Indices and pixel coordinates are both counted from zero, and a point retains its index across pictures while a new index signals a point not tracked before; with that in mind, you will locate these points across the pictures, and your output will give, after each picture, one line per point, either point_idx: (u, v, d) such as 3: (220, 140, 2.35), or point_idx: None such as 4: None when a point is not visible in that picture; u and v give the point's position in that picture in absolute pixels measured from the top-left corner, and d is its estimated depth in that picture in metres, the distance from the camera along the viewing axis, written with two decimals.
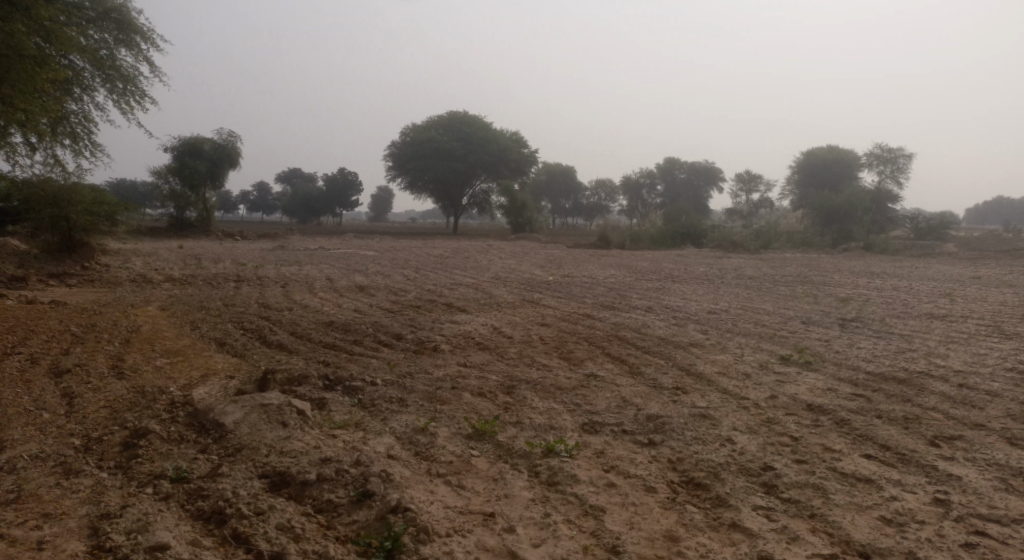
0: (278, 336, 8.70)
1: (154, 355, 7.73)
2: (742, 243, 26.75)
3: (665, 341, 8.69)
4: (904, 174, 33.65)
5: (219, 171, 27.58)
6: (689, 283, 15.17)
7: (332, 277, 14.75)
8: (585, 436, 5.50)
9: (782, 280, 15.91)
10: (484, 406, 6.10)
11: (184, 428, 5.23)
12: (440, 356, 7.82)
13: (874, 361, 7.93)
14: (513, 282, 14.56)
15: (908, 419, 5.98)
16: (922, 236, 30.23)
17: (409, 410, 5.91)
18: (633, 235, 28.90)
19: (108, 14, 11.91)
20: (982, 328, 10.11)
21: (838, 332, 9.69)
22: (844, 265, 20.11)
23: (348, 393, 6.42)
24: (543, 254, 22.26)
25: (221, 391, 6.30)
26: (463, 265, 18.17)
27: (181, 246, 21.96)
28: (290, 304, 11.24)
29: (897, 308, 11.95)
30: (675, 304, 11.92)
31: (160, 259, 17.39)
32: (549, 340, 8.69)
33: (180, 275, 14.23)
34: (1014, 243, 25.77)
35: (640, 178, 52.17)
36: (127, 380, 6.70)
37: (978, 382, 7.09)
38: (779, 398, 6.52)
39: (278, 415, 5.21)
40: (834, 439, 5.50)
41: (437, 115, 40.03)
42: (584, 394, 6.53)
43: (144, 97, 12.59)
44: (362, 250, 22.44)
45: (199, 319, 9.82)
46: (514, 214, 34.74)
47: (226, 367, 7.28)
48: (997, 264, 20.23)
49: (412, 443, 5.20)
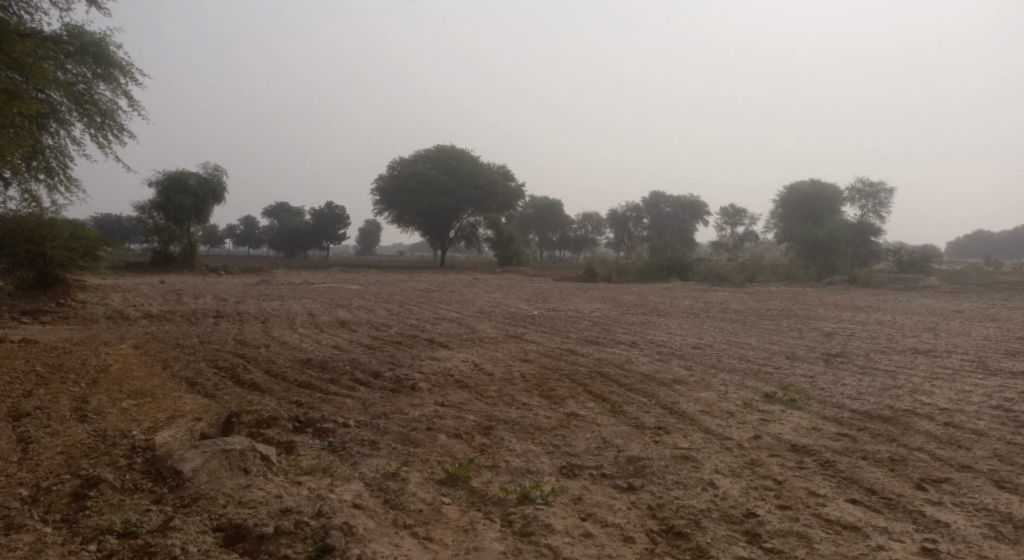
0: (252, 375, 8.47)
1: (121, 396, 7.49)
2: (728, 276, 26.74)
3: (649, 378, 8.51)
4: (886, 208, 33.92)
5: (204, 206, 27.43)
6: (674, 317, 15.06)
7: (313, 313, 14.54)
8: (563, 481, 5.30)
9: (766, 314, 15.83)
10: (459, 448, 5.90)
11: (140, 476, 5.01)
12: (418, 396, 7.60)
13: (860, 398, 7.79)
14: (497, 317, 14.40)
15: (894, 460, 5.83)
16: (905, 269, 30.38)
17: (381, 453, 5.70)
18: (620, 268, 28.82)
19: (86, 49, 11.76)
20: (966, 363, 10.01)
21: (823, 368, 9.56)
22: (828, 298, 20.11)
23: (319, 435, 6.21)
24: (529, 287, 22.13)
25: (187, 434, 6.08)
26: (446, 299, 18.00)
27: (162, 281, 21.66)
28: (267, 341, 11.00)
29: (881, 343, 11.87)
30: (660, 339, 11.76)
31: (139, 294, 17.10)
32: (530, 377, 8.50)
33: (158, 311, 13.96)
34: (995, 277, 25.95)
35: (626, 212, 52.71)
36: (88, 424, 6.44)
37: (965, 421, 6.95)
38: (763, 438, 6.35)
39: (239, 462, 5.01)
40: (818, 482, 5.33)
41: (425, 149, 40.05)
42: (563, 434, 6.34)
43: (122, 131, 12.44)
44: (346, 284, 22.21)
45: (172, 358, 9.57)
46: (501, 247, 34.61)
47: (194, 408, 7.04)
48: (979, 298, 20.31)
49: (382, 490, 4.99)
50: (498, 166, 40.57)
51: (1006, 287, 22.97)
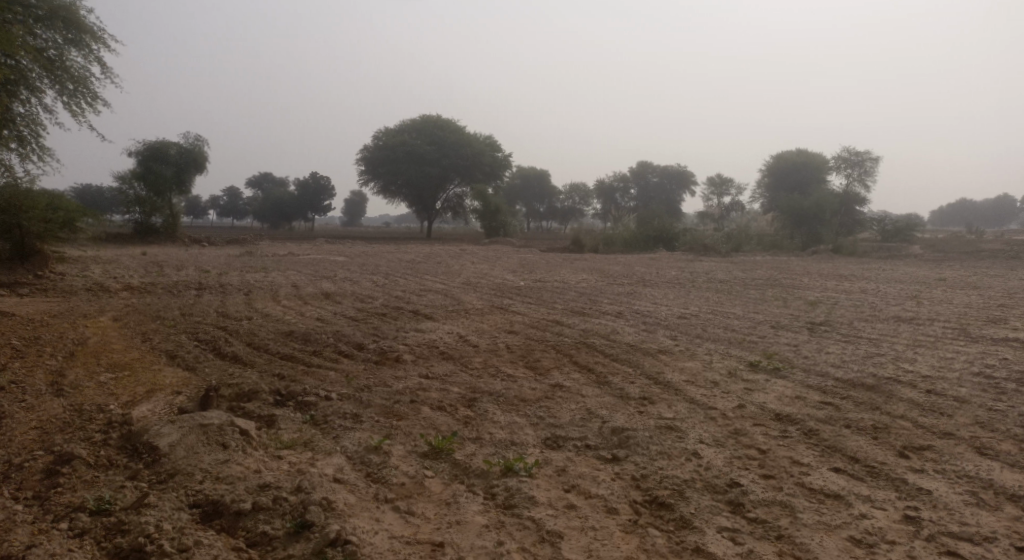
0: (234, 348, 8.36)
1: (99, 370, 7.37)
2: (713, 246, 26.78)
3: (634, 348, 8.48)
4: (871, 177, 33.95)
5: (185, 176, 27.05)
6: (660, 287, 15.05)
7: (297, 284, 14.40)
8: (547, 452, 5.27)
9: (752, 284, 15.85)
10: (443, 420, 5.85)
11: (116, 452, 4.93)
12: (402, 368, 7.54)
13: (844, 366, 7.81)
14: (483, 288, 14.32)
15: (877, 428, 5.83)
16: (889, 238, 30.48)
17: (363, 426, 5.64)
18: (606, 239, 28.72)
19: (55, 14, 11.45)
20: (948, 331, 10.06)
21: (807, 336, 9.57)
22: (813, 268, 20.16)
23: (301, 409, 6.13)
24: (516, 258, 22.02)
25: (165, 408, 5.99)
26: (432, 270, 17.88)
27: (144, 252, 21.40)
28: (250, 313, 10.88)
29: (865, 312, 11.91)
30: (645, 310, 11.73)
31: (120, 266, 16.88)
32: (515, 348, 8.45)
33: (139, 283, 13.78)
34: (977, 245, 26.09)
35: (613, 182, 52.55)
36: (65, 398, 6.35)
37: (947, 388, 6.97)
38: (748, 407, 6.35)
39: (217, 437, 4.95)
40: (802, 451, 5.33)
41: (410, 118, 39.65)
42: (548, 406, 6.30)
43: (95, 99, 12.18)
44: (331, 256, 22.04)
45: (152, 330, 9.44)
46: (488, 218, 34.46)
47: (174, 382, 6.95)
48: (963, 266, 20.41)
49: (364, 463, 4.95)
50: (484, 136, 40.23)
51: (988, 255, 23.11)
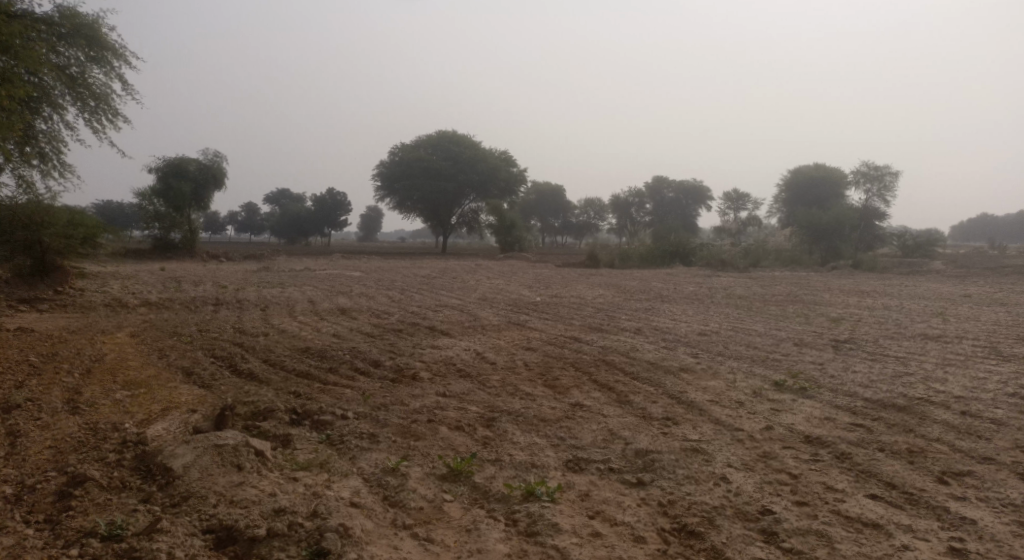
0: (250, 365, 8.26)
1: (115, 387, 7.28)
2: (731, 261, 26.52)
3: (655, 366, 8.29)
4: (891, 192, 33.51)
5: (204, 193, 27.21)
6: (678, 303, 14.84)
7: (313, 300, 14.32)
8: (569, 476, 5.10)
9: (772, 300, 15.59)
10: (462, 441, 5.70)
11: (129, 473, 4.81)
12: (419, 386, 7.39)
13: (872, 386, 7.58)
14: (500, 304, 14.17)
15: (912, 452, 5.61)
16: (910, 253, 30.04)
17: (380, 447, 5.50)
18: (622, 254, 28.46)
19: (78, 31, 11.50)
20: (977, 349, 9.78)
21: (832, 354, 9.33)
22: (832, 284, 19.86)
23: (317, 428, 6.01)
24: (532, 273, 21.87)
25: (180, 427, 5.88)
26: (448, 286, 17.76)
27: (162, 268, 21.46)
28: (266, 329, 10.79)
29: (890, 329, 11.63)
30: (664, 326, 11.53)
31: (139, 281, 16.90)
32: (534, 366, 8.28)
33: (157, 298, 13.75)
34: (1000, 261, 25.67)
35: (629, 197, 52.33)
36: (80, 416, 6.26)
37: (982, 410, 6.73)
38: (775, 429, 6.14)
39: (232, 458, 4.81)
40: (835, 476, 5.12)
41: (426, 134, 39.76)
42: (569, 426, 6.13)
43: (116, 116, 12.22)
44: (347, 271, 21.97)
45: (168, 347, 9.37)
46: (503, 233, 34.35)
47: (190, 399, 6.85)
48: (985, 282, 20.03)
49: (381, 486, 4.80)
50: (500, 152, 40.21)
51: (1012, 271, 22.70)
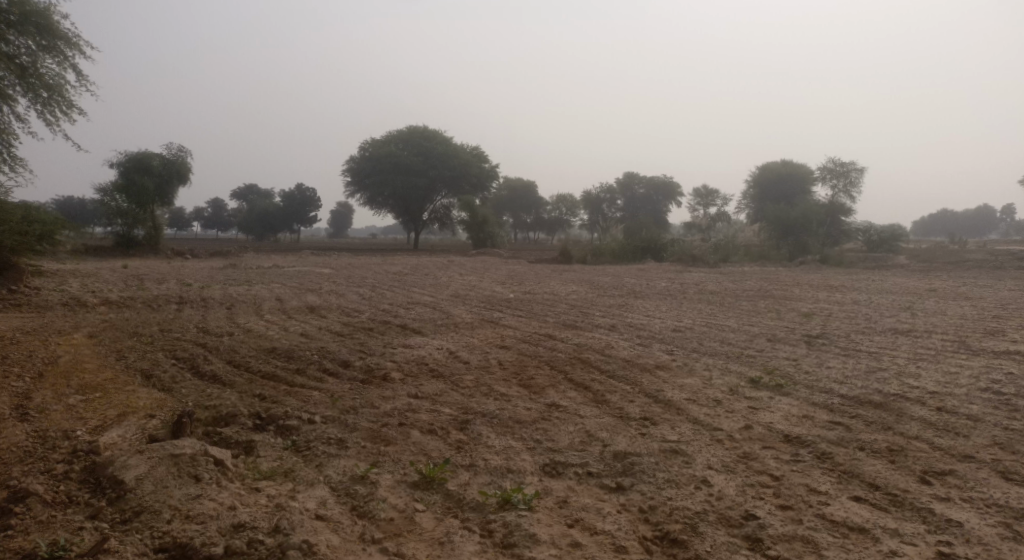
0: (213, 366, 7.95)
1: (69, 392, 6.94)
2: (701, 257, 26.60)
3: (631, 364, 8.12)
4: (856, 188, 33.86)
5: (168, 189, 26.59)
6: (651, 299, 14.75)
7: (281, 298, 13.96)
8: (546, 481, 4.91)
9: (744, 295, 15.54)
10: (435, 445, 5.48)
11: (77, 487, 4.52)
12: (389, 387, 7.15)
13: (847, 382, 7.49)
14: (472, 300, 13.94)
15: (893, 451, 5.50)
16: (875, 248, 30.42)
17: (349, 454, 5.26)
18: (595, 250, 28.34)
19: (29, 19, 11.04)
20: (947, 343, 9.78)
21: (806, 350, 9.24)
22: (802, 278, 19.97)
23: (281, 433, 5.75)
24: (504, 269, 21.67)
25: (136, 435, 5.59)
26: (419, 283, 17.48)
27: (125, 266, 20.90)
28: (231, 329, 10.46)
29: (861, 324, 11.63)
30: (638, 322, 11.39)
31: (100, 279, 16.42)
32: (508, 365, 8.08)
33: (118, 297, 13.31)
34: (962, 255, 26.09)
35: (600, 193, 52.29)
36: (29, 423, 5.94)
37: (957, 406, 6.67)
38: (755, 428, 6.01)
39: (189, 468, 4.55)
40: (818, 478, 5.00)
41: (396, 130, 39.29)
42: (545, 428, 5.94)
43: (70, 107, 11.78)
44: (317, 268, 21.60)
45: (127, 348, 9.00)
46: (475, 229, 34.10)
47: (148, 404, 6.54)
48: (950, 276, 20.30)
49: (349, 496, 4.58)
50: (471, 148, 39.88)
51: (975, 265, 23.04)
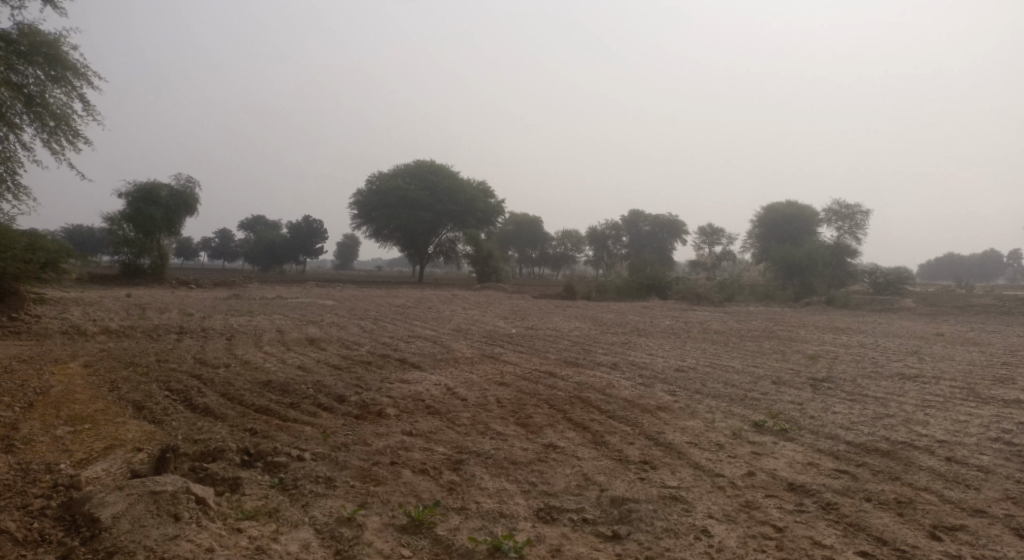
0: (206, 399, 7.81)
1: (57, 423, 6.80)
2: (706, 295, 26.41)
3: (632, 405, 7.94)
4: (862, 230, 33.73)
5: (175, 219, 26.63)
6: (655, 337, 14.57)
7: (282, 329, 13.82)
8: (539, 527, 4.74)
9: (749, 335, 15.36)
10: (426, 486, 5.31)
11: (51, 525, 4.38)
12: (384, 424, 6.97)
13: (854, 428, 7.29)
14: (473, 335, 13.78)
15: (901, 503, 5.32)
16: (880, 291, 30.23)
17: (337, 493, 5.10)
18: (599, 287, 28.18)
19: (38, 49, 11.09)
20: (956, 390, 9.57)
21: (811, 394, 9.03)
22: (808, 319, 19.79)
23: (269, 470, 5.59)
24: (507, 304, 21.52)
25: (120, 468, 5.45)
26: (422, 316, 17.35)
27: (129, 294, 20.82)
28: (229, 360, 10.32)
29: (868, 368, 11.41)
30: (641, 361, 11.20)
31: (102, 308, 16.33)
32: (506, 403, 7.90)
33: (118, 326, 13.21)
34: (969, 299, 25.88)
35: (606, 230, 52.26)
36: (13, 455, 5.80)
37: (967, 456, 6.47)
38: (757, 475, 5.82)
39: (168, 506, 4.41)
40: (822, 530, 4.83)
41: (403, 163, 39.46)
42: (541, 469, 5.76)
43: (76, 137, 11.80)
44: (320, 299, 21.49)
45: (121, 378, 8.86)
46: (480, 263, 34.02)
47: (136, 437, 6.38)
48: (958, 320, 20.10)
49: (334, 540, 4.43)
50: (477, 183, 40.00)
51: (982, 310, 22.82)
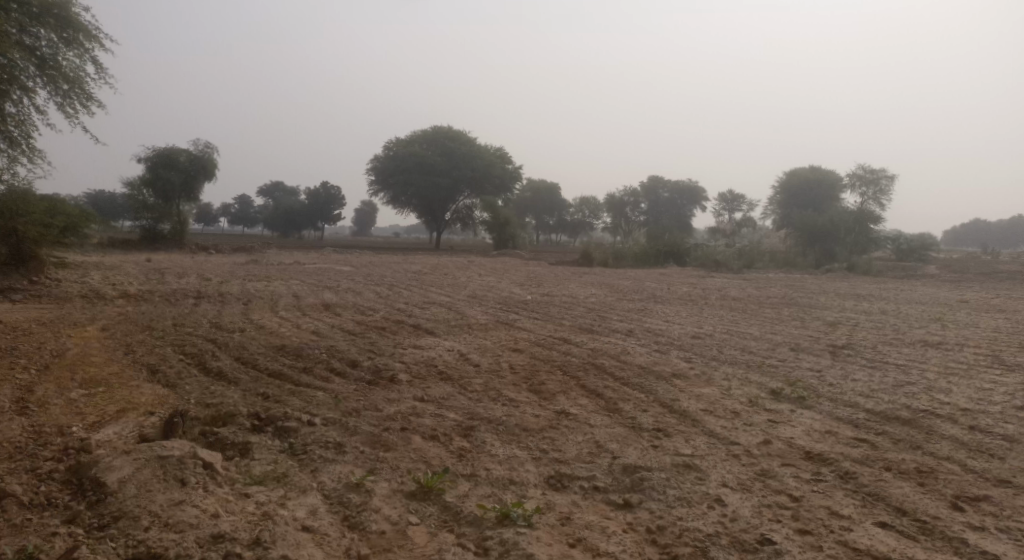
0: (220, 363, 7.80)
1: (72, 386, 6.81)
2: (726, 262, 26.14)
3: (647, 372, 7.82)
4: (886, 196, 33.11)
5: (195, 185, 26.66)
6: (672, 304, 14.42)
7: (298, 294, 13.81)
8: (550, 495, 4.67)
9: (768, 302, 15.16)
10: (436, 452, 5.26)
11: (58, 489, 4.38)
12: (396, 389, 6.93)
13: (874, 396, 7.15)
14: (489, 301, 13.69)
15: (922, 473, 5.18)
16: (904, 258, 29.77)
17: (345, 459, 5.05)
18: (617, 253, 27.99)
19: (48, 11, 10.93)
20: (979, 358, 9.37)
21: (830, 361, 8.87)
22: (828, 286, 19.53)
23: (279, 435, 5.55)
24: (524, 270, 21.41)
25: (130, 432, 5.43)
26: (439, 282, 17.30)
27: (149, 259, 20.92)
28: (244, 325, 10.30)
29: (889, 335, 11.22)
30: (657, 328, 11.07)
31: (122, 272, 16.40)
32: (519, 369, 7.82)
33: (137, 290, 13.24)
34: (993, 266, 25.46)
35: (624, 196, 51.74)
36: (26, 417, 5.80)
37: (991, 424, 6.31)
38: (774, 443, 5.71)
39: (175, 471, 4.39)
40: (840, 500, 4.74)
41: (421, 130, 39.22)
42: (553, 437, 5.68)
43: (89, 100, 11.72)
44: (338, 265, 21.51)
45: (137, 342, 8.86)
46: (497, 230, 33.86)
47: (149, 401, 6.38)
48: (981, 287, 19.77)
49: (342, 506, 4.40)
50: (495, 149, 39.71)
51: (1007, 277, 22.44)
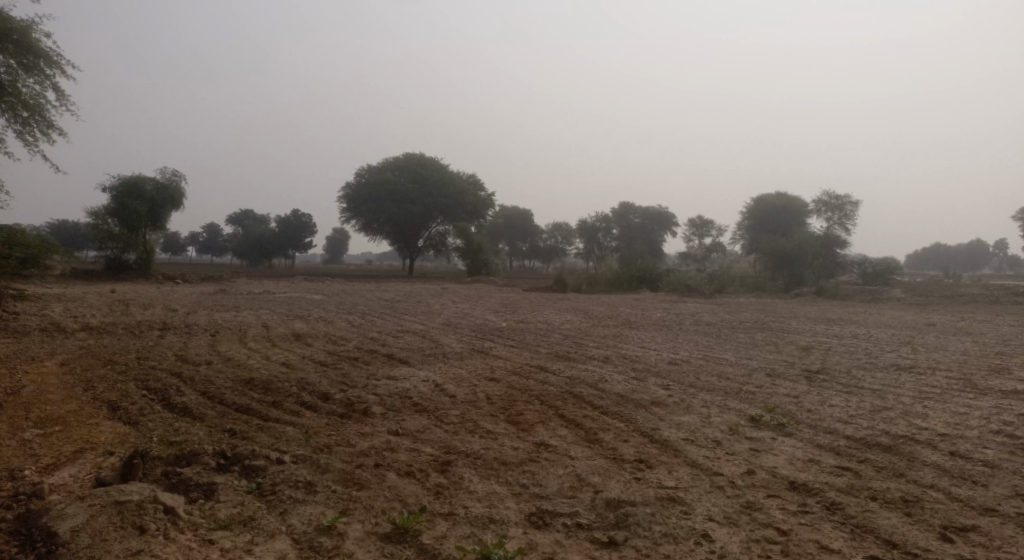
0: (185, 398, 7.51)
1: (26, 425, 6.48)
2: (697, 287, 26.21)
3: (625, 400, 7.67)
4: (852, 221, 33.61)
5: (161, 213, 26.06)
6: (647, 330, 14.33)
7: (267, 325, 13.49)
8: (531, 533, 4.48)
9: (741, 327, 15.15)
10: (411, 490, 5.04)
11: (5, 540, 4.11)
12: (370, 423, 6.70)
13: (854, 422, 7.06)
14: (463, 329, 13.48)
15: (908, 502, 5.08)
16: (870, 281, 30.14)
17: (317, 499, 4.82)
18: (589, 279, 27.97)
19: (8, 35, 10.64)
20: (953, 381, 9.36)
21: (807, 387, 8.79)
22: (798, 310, 19.62)
23: (247, 474, 5.31)
24: (497, 297, 21.25)
25: (87, 475, 5.15)
26: (411, 310, 17.07)
27: (113, 290, 20.41)
28: (211, 358, 9.99)
29: (863, 359, 11.21)
30: (633, 355, 10.93)
31: (84, 304, 15.94)
32: (495, 400, 7.62)
33: (99, 323, 12.83)
34: (957, 289, 25.86)
35: (596, 222, 51.95)
36: None
37: (971, 450, 6.25)
38: (758, 473, 5.58)
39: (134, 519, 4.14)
40: (829, 533, 4.61)
41: (392, 157, 39.11)
42: (532, 471, 5.49)
43: (50, 127, 11.42)
44: (308, 293, 21.21)
45: (98, 377, 8.52)
46: (471, 256, 33.70)
47: (109, 440, 6.09)
48: (947, 310, 19.99)
49: (313, 550, 4.18)
50: (467, 175, 39.72)
51: (971, 299, 22.76)
